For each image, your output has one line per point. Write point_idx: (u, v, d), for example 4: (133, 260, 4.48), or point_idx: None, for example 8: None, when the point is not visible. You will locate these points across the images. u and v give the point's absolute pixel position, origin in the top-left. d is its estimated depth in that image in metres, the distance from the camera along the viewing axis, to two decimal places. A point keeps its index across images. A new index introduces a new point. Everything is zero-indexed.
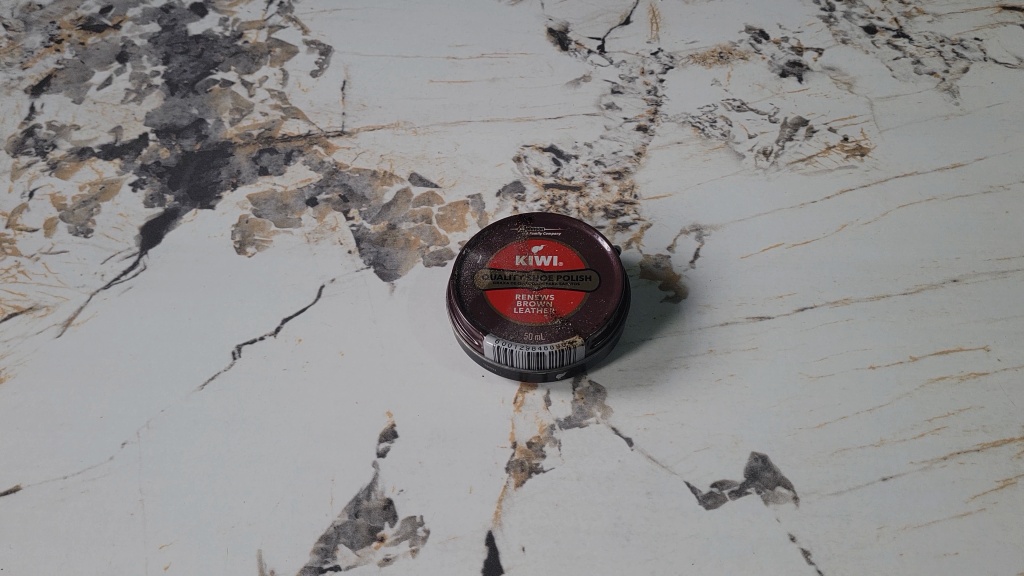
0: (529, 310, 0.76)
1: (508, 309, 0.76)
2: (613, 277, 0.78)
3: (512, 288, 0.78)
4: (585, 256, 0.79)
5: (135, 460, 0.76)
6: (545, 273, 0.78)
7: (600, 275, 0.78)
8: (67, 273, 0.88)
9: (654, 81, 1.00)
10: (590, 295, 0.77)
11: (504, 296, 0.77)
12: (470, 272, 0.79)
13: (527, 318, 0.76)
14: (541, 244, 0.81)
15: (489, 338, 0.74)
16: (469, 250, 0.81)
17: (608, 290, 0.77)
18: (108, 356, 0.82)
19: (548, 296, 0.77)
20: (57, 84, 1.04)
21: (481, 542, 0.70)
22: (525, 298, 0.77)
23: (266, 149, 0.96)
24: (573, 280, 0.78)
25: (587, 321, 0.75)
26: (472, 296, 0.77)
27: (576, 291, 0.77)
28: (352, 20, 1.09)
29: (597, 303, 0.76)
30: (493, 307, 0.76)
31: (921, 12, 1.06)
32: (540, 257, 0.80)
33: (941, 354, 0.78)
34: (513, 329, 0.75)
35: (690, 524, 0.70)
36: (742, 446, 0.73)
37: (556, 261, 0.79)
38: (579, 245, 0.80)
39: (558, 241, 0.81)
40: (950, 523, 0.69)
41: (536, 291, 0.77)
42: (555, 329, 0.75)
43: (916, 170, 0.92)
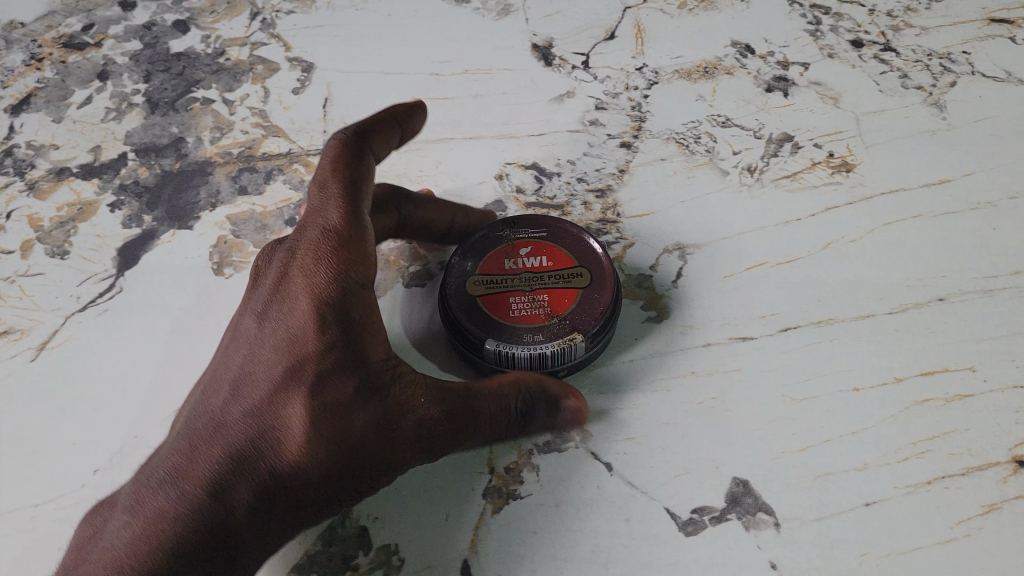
0: (525, 312, 0.78)
1: (504, 313, 0.78)
2: (604, 272, 0.79)
3: (506, 292, 0.79)
4: (574, 255, 0.81)
5: (106, 487, 0.74)
6: (536, 274, 0.80)
7: (591, 271, 0.80)
8: (43, 296, 0.87)
9: (638, 97, 0.99)
10: (583, 291, 0.78)
11: (498, 301, 0.78)
12: (461, 279, 0.80)
13: (524, 320, 0.77)
14: (528, 246, 0.82)
15: (488, 342, 0.75)
16: (458, 256, 0.82)
17: (602, 283, 0.79)
18: (83, 380, 0.81)
19: (542, 297, 0.78)
20: (37, 103, 1.03)
21: (457, 571, 0.68)
22: (519, 301, 0.79)
23: (246, 168, 0.96)
24: (565, 279, 0.79)
25: (584, 316, 0.76)
26: (466, 303, 0.78)
27: (569, 289, 0.78)
28: (335, 36, 1.08)
29: (592, 297, 0.77)
30: (487, 313, 0.78)
31: (908, 25, 1.05)
32: (528, 258, 0.81)
33: (926, 376, 0.76)
34: (510, 333, 0.76)
35: (669, 551, 0.68)
36: (723, 470, 0.72)
37: (545, 261, 0.81)
38: (566, 244, 0.82)
39: (545, 241, 0.82)
40: (934, 549, 0.67)
41: (529, 293, 0.79)
42: (553, 328, 0.76)
43: (903, 186, 0.91)
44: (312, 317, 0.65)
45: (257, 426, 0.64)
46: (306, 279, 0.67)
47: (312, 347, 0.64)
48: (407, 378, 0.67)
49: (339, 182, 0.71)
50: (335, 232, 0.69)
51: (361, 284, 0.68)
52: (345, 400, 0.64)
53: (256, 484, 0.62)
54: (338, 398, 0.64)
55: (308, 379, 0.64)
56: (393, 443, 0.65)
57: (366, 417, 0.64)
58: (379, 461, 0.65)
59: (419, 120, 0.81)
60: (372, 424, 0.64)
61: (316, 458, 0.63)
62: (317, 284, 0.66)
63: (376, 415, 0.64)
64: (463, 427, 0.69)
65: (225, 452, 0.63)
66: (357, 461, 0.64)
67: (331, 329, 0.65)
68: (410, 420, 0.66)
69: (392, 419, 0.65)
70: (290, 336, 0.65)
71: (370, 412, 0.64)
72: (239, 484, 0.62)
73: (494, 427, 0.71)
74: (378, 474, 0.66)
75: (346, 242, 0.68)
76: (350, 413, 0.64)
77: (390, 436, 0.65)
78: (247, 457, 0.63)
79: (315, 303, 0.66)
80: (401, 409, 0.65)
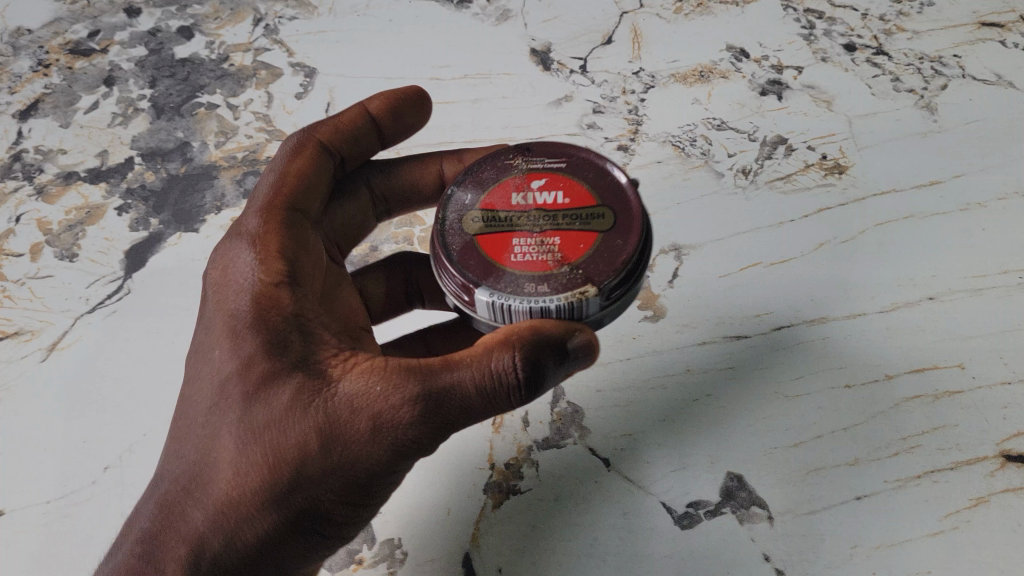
0: (531, 256, 0.67)
1: (505, 256, 0.68)
2: (629, 217, 0.69)
3: (509, 231, 0.69)
4: (595, 192, 0.71)
5: (116, 484, 0.76)
6: (548, 214, 0.70)
7: (614, 213, 0.69)
8: (52, 298, 0.88)
9: (635, 100, 1.01)
10: (603, 236, 0.68)
11: (499, 241, 0.69)
12: (459, 217, 0.71)
13: (528, 265, 0.67)
14: (542, 176, 0.73)
15: (484, 292, 0.66)
16: (459, 193, 0.73)
17: (627, 229, 0.68)
18: (92, 380, 0.83)
19: (553, 240, 0.68)
20: (45, 109, 1.05)
21: (458, 563, 0.71)
22: (524, 243, 0.68)
23: (250, 172, 0.98)
24: (582, 220, 0.69)
25: (601, 266, 0.66)
26: (462, 244, 0.69)
27: (586, 233, 0.68)
28: (338, 41, 1.09)
29: (614, 244, 0.67)
30: (485, 255, 0.68)
31: (901, 29, 1.04)
32: (542, 192, 0.72)
33: (916, 372, 0.78)
34: (509, 279, 0.67)
35: (665, 544, 0.70)
36: (718, 465, 0.74)
37: (561, 198, 0.71)
38: (587, 178, 0.72)
39: (562, 173, 0.73)
40: (923, 541, 0.69)
41: (537, 235, 0.69)
42: (563, 277, 0.66)
43: (894, 188, 0.91)
44: (229, 339, 0.63)
45: (204, 459, 0.62)
46: (224, 304, 0.66)
47: (233, 369, 0.62)
48: (347, 376, 0.60)
49: (276, 204, 0.73)
50: (252, 251, 0.68)
51: (279, 294, 0.65)
52: (273, 415, 0.59)
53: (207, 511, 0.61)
54: (267, 413, 0.59)
55: (234, 403, 0.61)
56: (342, 447, 0.59)
57: (302, 426, 0.58)
58: (337, 471, 0.59)
59: (412, 105, 0.84)
60: (308, 432, 0.58)
61: (259, 481, 0.59)
62: (235, 307, 0.65)
63: (311, 422, 0.58)
64: (437, 405, 0.58)
65: (181, 494, 0.63)
66: (312, 473, 0.59)
67: (246, 344, 0.62)
68: (354, 418, 0.58)
69: (333, 423, 0.58)
70: (215, 363, 0.63)
71: (306, 419, 0.59)
72: (194, 519, 0.62)
73: (486, 396, 0.58)
74: (347, 486, 0.60)
75: (263, 256, 0.67)
76: (281, 427, 0.59)
77: (334, 442, 0.58)
78: (197, 494, 0.62)
79: (232, 324, 0.64)
80: (339, 411, 0.59)
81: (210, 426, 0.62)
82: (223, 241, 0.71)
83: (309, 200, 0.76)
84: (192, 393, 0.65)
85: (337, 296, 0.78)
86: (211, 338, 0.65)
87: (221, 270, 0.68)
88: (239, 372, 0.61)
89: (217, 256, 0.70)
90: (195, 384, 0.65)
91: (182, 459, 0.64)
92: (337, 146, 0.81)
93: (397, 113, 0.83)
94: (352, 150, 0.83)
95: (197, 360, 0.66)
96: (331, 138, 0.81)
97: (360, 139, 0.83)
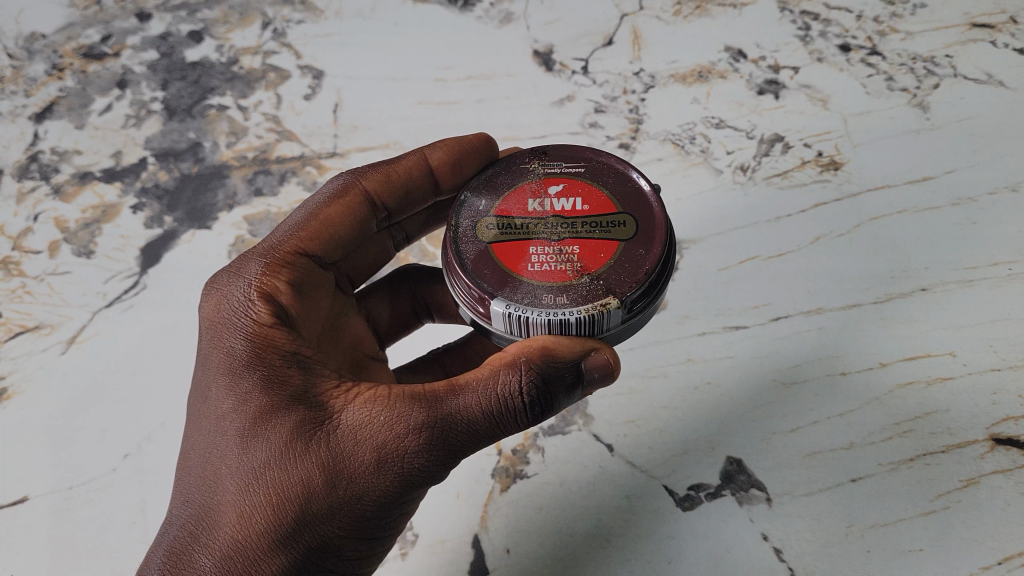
0: (548, 266, 0.68)
1: (522, 265, 0.69)
2: (652, 226, 0.70)
3: (527, 240, 0.70)
4: (617, 200, 0.72)
5: (135, 471, 0.79)
6: (567, 222, 0.71)
7: (636, 221, 0.71)
8: (70, 293, 0.91)
9: (636, 100, 1.03)
10: (625, 245, 0.69)
11: (516, 251, 0.70)
12: (475, 224, 0.72)
13: (546, 276, 0.68)
14: (560, 184, 0.74)
15: (500, 303, 0.67)
16: (475, 201, 0.74)
17: (649, 239, 0.69)
18: (111, 372, 0.85)
19: (572, 249, 0.69)
20: (60, 111, 1.08)
21: (468, 545, 0.74)
22: (541, 252, 0.69)
23: (261, 171, 1.01)
24: (603, 229, 0.70)
25: (623, 278, 0.67)
26: (477, 252, 0.70)
27: (606, 242, 0.69)
28: (344, 44, 1.11)
29: (635, 254, 0.68)
30: (502, 264, 0.69)
31: (894, 29, 1.06)
32: (561, 200, 0.73)
33: (909, 360, 0.81)
34: (528, 290, 0.67)
35: (668, 525, 0.74)
36: (718, 450, 0.77)
37: (581, 206, 0.72)
38: (607, 186, 0.74)
39: (582, 181, 0.74)
40: (915, 521, 0.72)
41: (555, 243, 0.70)
42: (583, 288, 0.67)
43: (888, 183, 0.93)
44: (227, 378, 0.64)
45: (208, 502, 0.62)
46: (219, 343, 0.66)
47: (233, 408, 0.63)
48: (350, 408, 0.63)
49: (282, 249, 0.73)
50: (246, 288, 0.68)
51: (275, 331, 0.66)
52: (277, 451, 0.61)
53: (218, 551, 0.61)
54: (271, 449, 0.61)
55: (237, 441, 0.62)
56: (352, 478, 0.61)
57: (308, 460, 0.61)
58: (346, 503, 0.61)
59: (474, 159, 0.81)
60: (313, 466, 0.61)
61: (267, 519, 0.60)
62: (229, 345, 0.65)
63: (316, 456, 0.61)
64: (445, 431, 0.61)
65: (185, 540, 0.62)
66: (321, 507, 0.61)
67: (246, 382, 0.63)
68: (360, 450, 0.61)
69: (339, 455, 0.61)
70: (214, 403, 0.64)
71: (311, 453, 0.61)
72: (200, 566, 0.61)
73: (493, 419, 0.62)
74: (357, 518, 0.62)
75: (256, 293, 0.68)
76: (287, 463, 0.61)
77: (341, 473, 0.61)
78: (202, 539, 0.61)
79: (229, 363, 0.64)
80: (344, 443, 0.61)
81: (213, 466, 0.63)
82: (216, 279, 0.71)
83: (327, 249, 0.76)
84: (191, 435, 0.65)
85: (342, 327, 0.79)
86: (207, 378, 0.66)
87: (212, 308, 0.69)
88: (245, 406, 0.62)
89: (210, 294, 0.70)
90: (196, 425, 0.66)
91: (186, 503, 0.64)
92: (384, 200, 0.80)
93: (458, 168, 0.81)
94: (400, 203, 0.81)
95: (196, 401, 0.66)
96: (377, 189, 0.79)
97: (410, 192, 0.81)
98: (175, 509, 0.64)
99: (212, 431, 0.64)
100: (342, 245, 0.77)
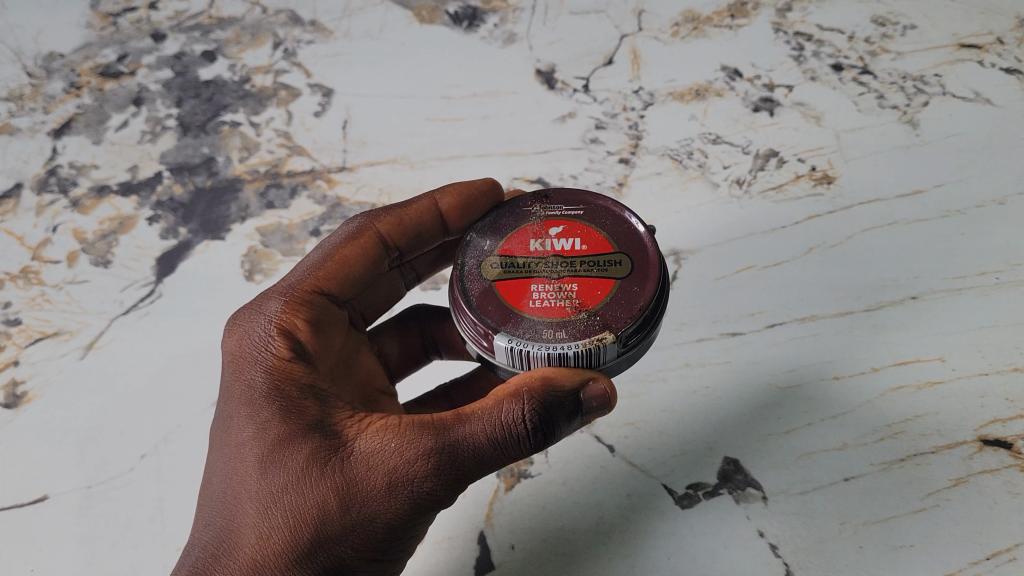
0: (548, 303, 0.71)
1: (523, 302, 0.72)
2: (647, 263, 0.73)
3: (528, 277, 0.73)
4: (614, 239, 0.75)
5: (154, 469, 0.85)
6: (567, 260, 0.74)
7: (632, 259, 0.73)
8: (89, 300, 0.96)
9: (635, 117, 1.07)
10: (622, 283, 0.72)
11: (518, 288, 0.73)
12: (478, 263, 0.76)
13: (546, 312, 0.71)
14: (560, 226, 0.77)
15: (501, 338, 0.70)
16: (478, 240, 0.78)
17: (644, 277, 0.72)
18: (128, 376, 0.91)
19: (571, 286, 0.72)
20: (77, 128, 1.11)
21: (474, 541, 0.79)
22: (542, 289, 0.72)
23: (273, 184, 1.04)
24: (601, 267, 0.73)
25: (619, 314, 0.70)
26: (481, 289, 0.73)
27: (604, 280, 0.72)
28: (353, 63, 1.15)
29: (631, 291, 0.71)
30: (504, 301, 0.72)
31: (885, 50, 1.08)
32: (560, 240, 0.76)
33: (901, 365, 0.84)
34: (529, 325, 0.71)
35: (667, 522, 0.78)
36: (716, 451, 0.81)
37: (579, 244, 0.75)
38: (605, 225, 0.77)
39: (580, 220, 0.77)
40: (906, 518, 0.75)
41: (555, 281, 0.73)
42: (580, 324, 0.70)
43: (880, 196, 0.96)
44: (246, 408, 0.67)
45: (227, 525, 0.65)
46: (238, 374, 0.69)
47: (251, 436, 0.66)
48: (363, 435, 0.65)
49: (300, 287, 0.76)
50: (265, 320, 0.71)
51: (293, 364, 0.68)
52: (293, 477, 0.64)
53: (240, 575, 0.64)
54: (287, 476, 0.64)
55: (255, 468, 0.65)
56: (366, 503, 0.64)
57: (322, 486, 0.63)
58: (358, 528, 0.64)
59: (483, 201, 0.84)
60: (328, 492, 0.63)
61: (283, 543, 0.63)
62: (248, 376, 0.68)
63: (330, 483, 0.63)
64: (453, 458, 0.64)
65: (206, 562, 0.65)
66: (334, 532, 0.63)
67: (264, 411, 0.66)
68: (372, 476, 0.64)
69: (353, 481, 0.64)
70: (233, 431, 0.67)
71: (325, 479, 0.63)
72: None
73: (499, 447, 0.64)
74: (369, 543, 0.65)
75: (275, 326, 0.71)
76: (302, 488, 0.63)
77: (354, 499, 0.63)
78: (221, 562, 0.64)
79: (248, 393, 0.67)
80: (356, 470, 0.64)
81: (232, 492, 0.66)
82: (235, 312, 0.74)
83: (342, 288, 0.79)
84: (212, 462, 0.68)
85: (354, 360, 0.81)
86: (227, 407, 0.69)
87: (231, 340, 0.71)
88: (263, 435, 0.65)
89: (231, 327, 0.73)
90: (216, 452, 0.68)
91: (206, 527, 0.66)
92: (395, 241, 0.83)
93: (468, 210, 0.83)
94: (411, 243, 0.84)
95: (217, 429, 0.69)
96: (391, 232, 0.83)
97: (421, 234, 0.84)
98: (199, 534, 0.67)
99: (231, 458, 0.67)
100: (357, 283, 0.80)
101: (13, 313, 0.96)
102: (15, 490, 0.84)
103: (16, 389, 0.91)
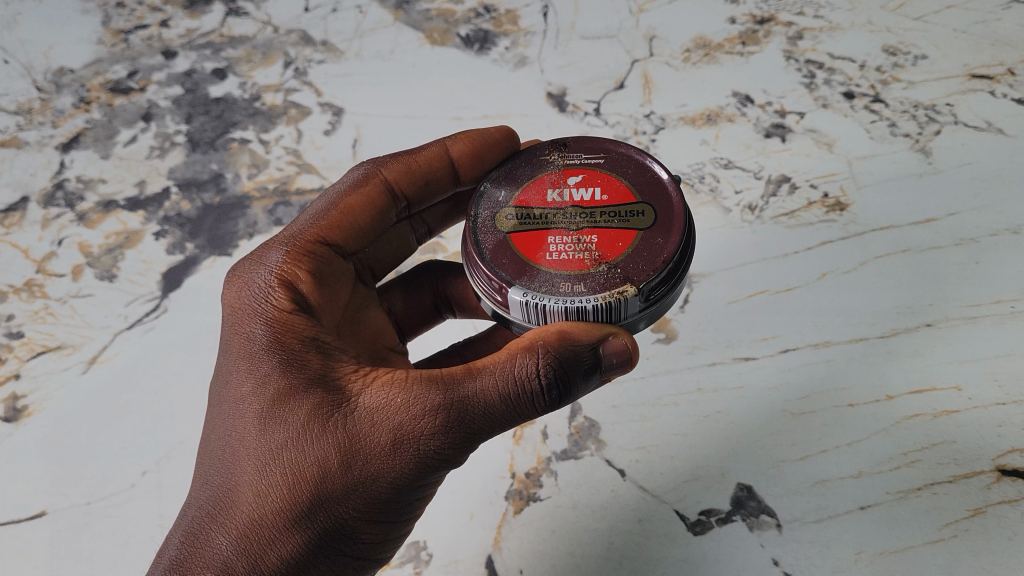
0: (567, 254, 0.70)
1: (540, 255, 0.71)
2: (670, 214, 0.72)
3: (545, 229, 0.72)
4: (636, 189, 0.74)
5: (154, 487, 0.83)
6: (587, 211, 0.73)
7: (655, 210, 0.72)
8: (93, 315, 0.95)
9: (646, 140, 1.06)
10: (644, 234, 0.70)
11: (534, 240, 0.72)
12: (494, 216, 0.74)
13: (564, 264, 0.70)
14: (580, 175, 0.76)
15: (518, 291, 0.68)
16: (494, 193, 0.77)
17: (667, 228, 0.71)
18: (133, 391, 0.90)
19: (591, 239, 0.71)
20: (86, 142, 1.11)
21: (481, 564, 0.78)
22: (560, 241, 0.71)
23: (281, 202, 1.04)
24: (622, 218, 0.72)
25: (641, 266, 0.68)
26: (496, 242, 0.72)
27: (625, 231, 0.71)
28: (363, 83, 1.14)
29: (654, 243, 0.70)
30: (520, 253, 0.71)
31: (896, 79, 1.07)
32: (579, 190, 0.75)
33: (916, 393, 0.82)
34: (546, 279, 0.69)
35: (679, 549, 0.77)
36: (729, 476, 0.80)
37: (600, 195, 0.74)
38: (626, 175, 0.76)
39: (600, 172, 0.76)
40: (923, 548, 0.74)
41: (574, 233, 0.72)
42: (601, 278, 0.68)
43: (893, 223, 0.96)
44: (247, 362, 0.66)
45: (227, 483, 0.64)
46: (239, 328, 0.68)
47: (251, 390, 0.64)
48: (367, 391, 0.64)
49: (302, 238, 0.75)
50: (267, 275, 0.70)
51: (295, 317, 0.67)
52: (295, 431, 0.62)
53: (238, 532, 0.62)
54: (289, 431, 0.62)
55: (256, 423, 0.63)
56: (368, 461, 0.62)
57: (324, 441, 0.62)
58: (359, 486, 0.62)
59: (496, 150, 0.83)
60: (330, 448, 0.62)
61: (284, 499, 0.62)
62: (250, 331, 0.67)
63: (333, 437, 0.62)
64: (460, 414, 0.62)
65: (204, 520, 0.63)
66: (338, 488, 0.62)
67: (265, 365, 0.65)
68: (377, 433, 0.62)
69: (356, 437, 0.62)
70: (233, 387, 0.66)
71: (327, 434, 0.62)
72: (217, 545, 0.62)
73: (509, 404, 0.62)
74: (371, 502, 0.63)
75: (277, 281, 0.70)
76: (304, 444, 0.62)
77: (358, 455, 0.62)
78: (220, 520, 0.63)
79: (249, 347, 0.66)
80: (360, 425, 0.62)
81: (232, 448, 0.64)
82: (238, 267, 0.74)
83: (347, 238, 0.78)
84: (215, 418, 0.67)
85: (362, 319, 0.81)
86: (228, 362, 0.67)
87: (234, 294, 0.70)
88: (267, 387, 0.64)
89: (231, 280, 0.73)
90: (216, 409, 0.67)
91: (206, 484, 0.65)
92: (404, 190, 0.83)
93: (479, 160, 0.82)
94: (421, 193, 0.84)
95: (217, 385, 0.68)
96: (399, 180, 0.82)
97: (431, 183, 0.84)
98: (199, 492, 0.65)
99: (232, 413, 0.65)
100: (363, 233, 0.80)
101: (16, 326, 0.95)
102: (13, 505, 0.83)
103: (16, 402, 0.89)
